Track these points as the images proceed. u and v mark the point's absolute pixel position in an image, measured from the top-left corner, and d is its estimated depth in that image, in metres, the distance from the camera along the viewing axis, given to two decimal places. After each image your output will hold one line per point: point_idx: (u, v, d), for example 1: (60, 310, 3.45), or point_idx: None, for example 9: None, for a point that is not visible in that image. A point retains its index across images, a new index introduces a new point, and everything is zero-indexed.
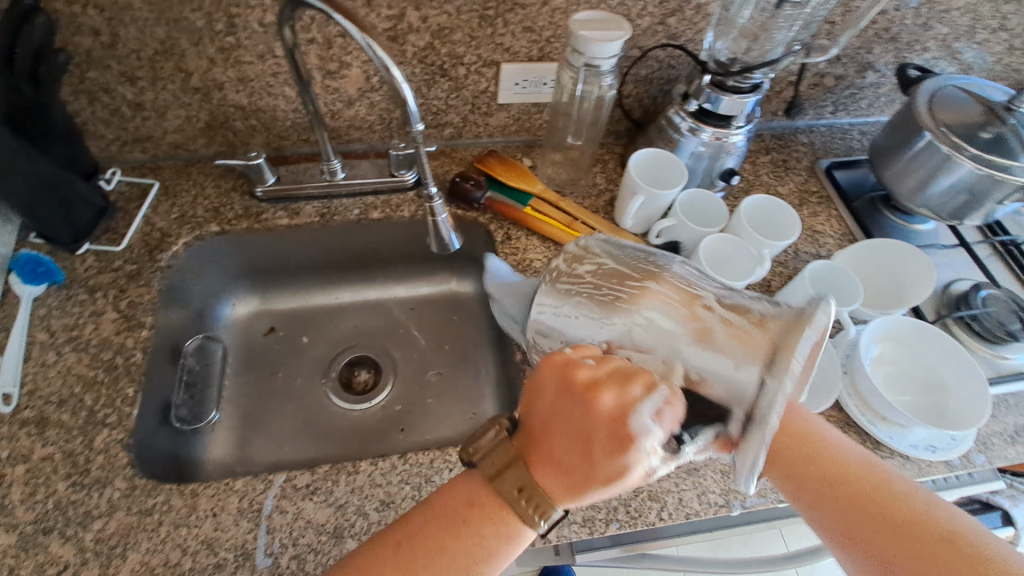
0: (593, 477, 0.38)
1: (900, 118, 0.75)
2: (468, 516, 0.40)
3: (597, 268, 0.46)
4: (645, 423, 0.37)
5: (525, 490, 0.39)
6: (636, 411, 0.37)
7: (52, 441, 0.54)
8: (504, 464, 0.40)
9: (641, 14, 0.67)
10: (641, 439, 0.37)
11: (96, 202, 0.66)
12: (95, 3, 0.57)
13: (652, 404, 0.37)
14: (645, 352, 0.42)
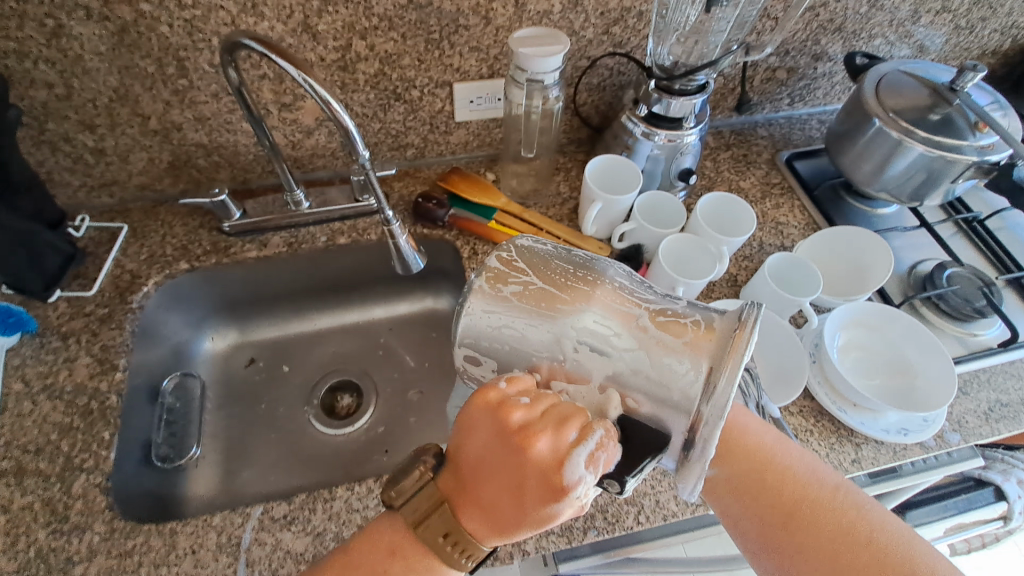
0: (521, 523, 0.36)
1: (850, 106, 0.76)
2: (392, 565, 0.39)
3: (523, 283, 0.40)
4: (578, 474, 0.35)
5: (450, 536, 0.38)
6: (569, 461, 0.35)
7: (30, 490, 0.55)
8: (427, 511, 0.39)
9: (584, 26, 0.68)
10: (575, 491, 0.35)
11: (64, 250, 0.67)
12: (46, 58, 0.59)
13: (586, 452, 0.35)
14: (579, 383, 0.39)
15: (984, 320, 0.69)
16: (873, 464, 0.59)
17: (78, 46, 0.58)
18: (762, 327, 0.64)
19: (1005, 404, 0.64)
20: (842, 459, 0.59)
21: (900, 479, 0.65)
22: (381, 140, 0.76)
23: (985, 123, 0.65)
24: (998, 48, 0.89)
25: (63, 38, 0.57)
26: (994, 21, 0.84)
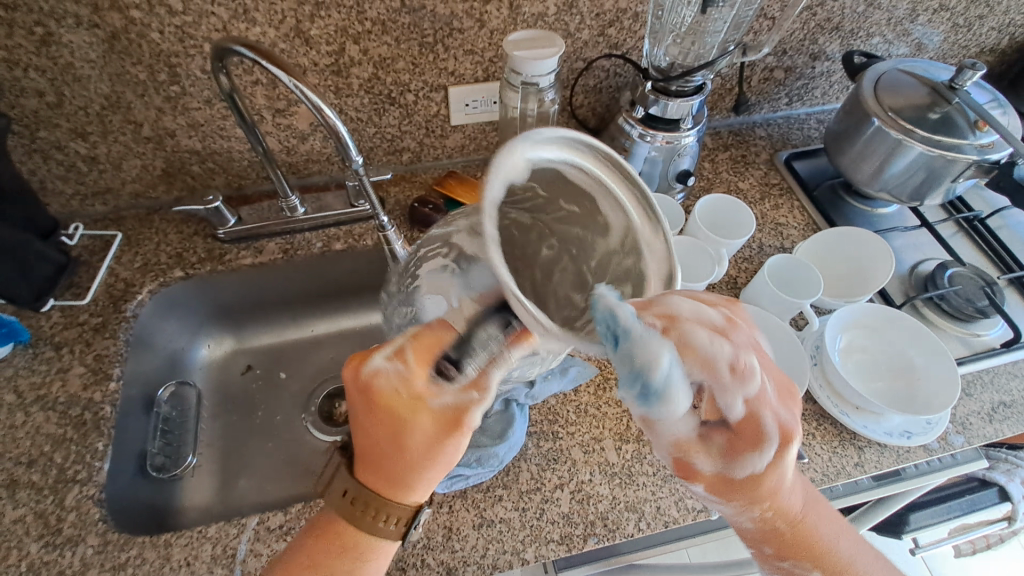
0: (381, 433, 0.42)
1: (849, 105, 0.75)
2: (311, 541, 0.42)
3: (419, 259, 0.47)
4: (377, 363, 0.42)
5: (349, 492, 0.42)
6: (369, 360, 0.42)
7: (23, 503, 0.54)
8: (331, 476, 0.44)
9: (579, 28, 0.67)
10: (381, 379, 0.42)
11: (56, 258, 0.67)
12: (36, 66, 0.58)
13: (383, 350, 0.42)
14: (428, 306, 0.44)
15: (987, 321, 0.68)
16: (876, 468, 0.58)
17: (68, 54, 0.58)
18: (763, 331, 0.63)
19: (1009, 405, 0.63)
20: (845, 462, 0.58)
21: (903, 483, 0.63)
22: (377, 145, 0.76)
23: (985, 121, 0.65)
24: (997, 46, 0.88)
25: (53, 46, 0.57)
26: (992, 19, 0.83)
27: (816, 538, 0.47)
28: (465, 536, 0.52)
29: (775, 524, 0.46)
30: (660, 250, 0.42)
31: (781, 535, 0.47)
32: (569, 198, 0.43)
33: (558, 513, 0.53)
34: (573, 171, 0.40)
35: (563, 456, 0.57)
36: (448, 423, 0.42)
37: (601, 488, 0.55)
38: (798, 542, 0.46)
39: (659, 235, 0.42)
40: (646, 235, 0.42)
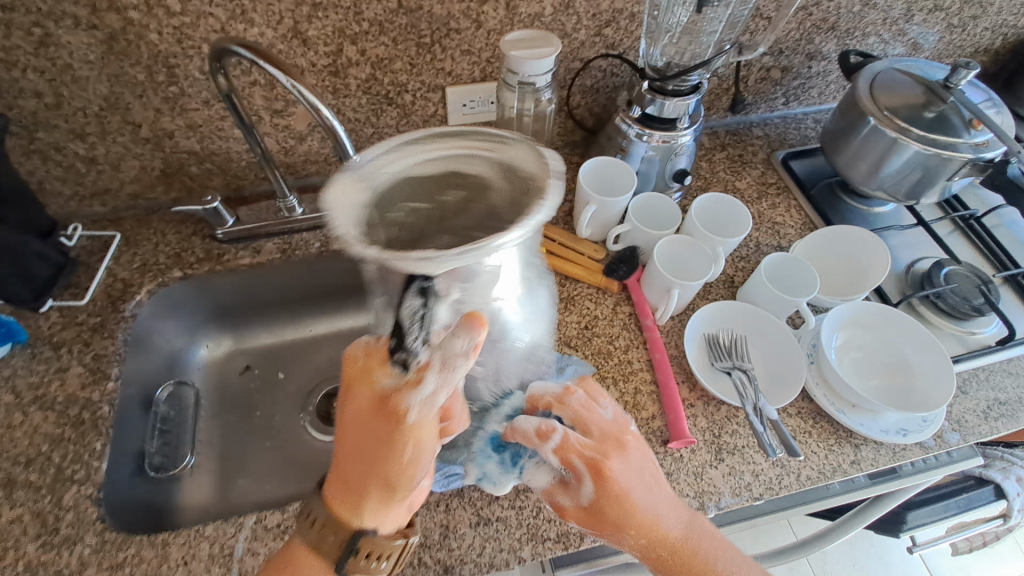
0: (355, 426, 0.44)
1: (845, 104, 0.76)
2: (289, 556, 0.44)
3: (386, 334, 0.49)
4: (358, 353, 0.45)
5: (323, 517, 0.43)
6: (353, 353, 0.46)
7: (21, 502, 0.54)
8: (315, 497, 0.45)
9: (576, 28, 0.68)
10: (358, 366, 0.45)
11: (55, 259, 0.67)
12: (34, 67, 0.58)
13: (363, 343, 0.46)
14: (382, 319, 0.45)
15: (982, 319, 0.68)
16: (873, 465, 0.58)
17: (66, 54, 0.58)
18: (759, 330, 0.63)
19: (1004, 403, 0.63)
20: (842, 460, 0.58)
21: (900, 480, 0.63)
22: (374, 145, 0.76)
23: (979, 120, 0.65)
24: (991, 46, 0.89)
25: (50, 47, 0.57)
26: (986, 19, 0.84)
27: (693, 545, 0.47)
28: (462, 534, 0.52)
29: (655, 550, 0.46)
30: (524, 149, 0.42)
31: (665, 561, 0.46)
32: (455, 189, 0.43)
33: (554, 511, 0.53)
34: (422, 168, 0.43)
35: None
36: (381, 409, 0.43)
37: None
38: (673, 561, 0.46)
39: (516, 145, 0.43)
40: (509, 154, 0.43)
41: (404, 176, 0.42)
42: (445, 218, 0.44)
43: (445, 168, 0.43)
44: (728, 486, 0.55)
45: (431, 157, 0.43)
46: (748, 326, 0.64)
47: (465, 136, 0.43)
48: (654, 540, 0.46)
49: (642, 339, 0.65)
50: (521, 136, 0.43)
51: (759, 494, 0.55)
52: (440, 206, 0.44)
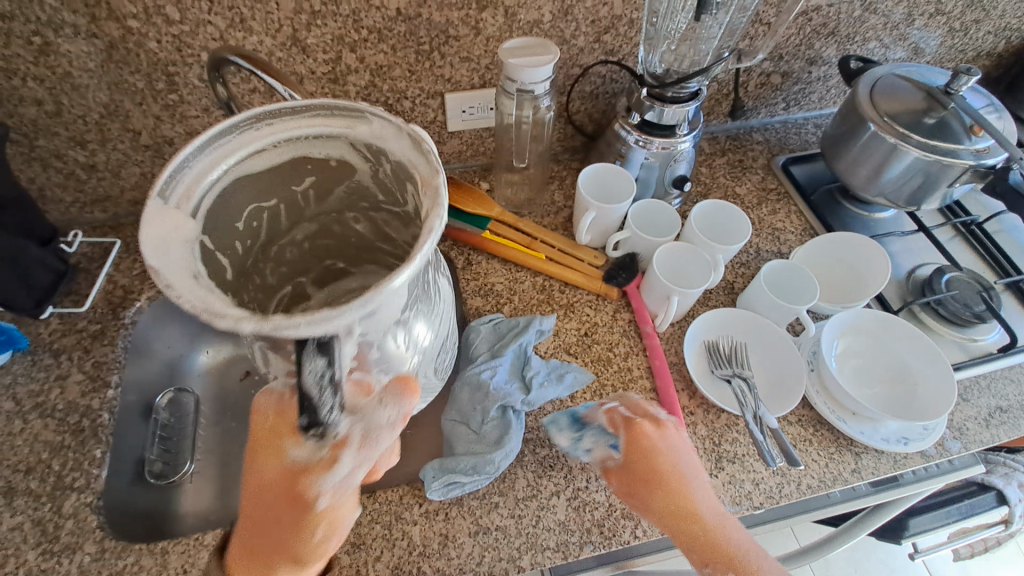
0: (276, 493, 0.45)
1: (845, 109, 0.75)
2: None
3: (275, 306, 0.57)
4: (275, 417, 0.46)
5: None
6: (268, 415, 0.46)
7: (21, 510, 0.54)
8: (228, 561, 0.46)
9: (575, 35, 0.68)
10: (275, 433, 0.45)
11: (56, 266, 0.67)
12: (34, 75, 0.58)
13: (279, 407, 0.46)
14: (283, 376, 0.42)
15: (984, 326, 0.68)
16: (874, 474, 0.58)
17: (66, 63, 0.58)
18: (761, 338, 0.63)
19: (1005, 410, 0.63)
20: (842, 469, 0.58)
21: (901, 488, 0.63)
22: None
23: (980, 127, 0.65)
24: (993, 50, 0.88)
25: (50, 56, 0.57)
26: (988, 24, 0.83)
27: (710, 525, 0.48)
28: (461, 544, 0.52)
29: (685, 520, 0.48)
30: (390, 129, 0.41)
31: (695, 538, 0.47)
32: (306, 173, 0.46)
33: (553, 519, 0.53)
34: (262, 159, 0.42)
35: (559, 463, 0.57)
36: (298, 480, 0.44)
37: (597, 495, 0.55)
38: (695, 534, 0.48)
39: (375, 121, 0.41)
40: (364, 130, 0.42)
41: (233, 177, 0.41)
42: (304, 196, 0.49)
43: (290, 152, 0.43)
44: (727, 495, 0.55)
45: (263, 148, 0.41)
46: (750, 333, 0.64)
47: (313, 113, 0.42)
48: (683, 509, 0.49)
49: (642, 346, 0.64)
50: (379, 111, 0.41)
51: (759, 503, 0.54)
52: (289, 184, 0.47)
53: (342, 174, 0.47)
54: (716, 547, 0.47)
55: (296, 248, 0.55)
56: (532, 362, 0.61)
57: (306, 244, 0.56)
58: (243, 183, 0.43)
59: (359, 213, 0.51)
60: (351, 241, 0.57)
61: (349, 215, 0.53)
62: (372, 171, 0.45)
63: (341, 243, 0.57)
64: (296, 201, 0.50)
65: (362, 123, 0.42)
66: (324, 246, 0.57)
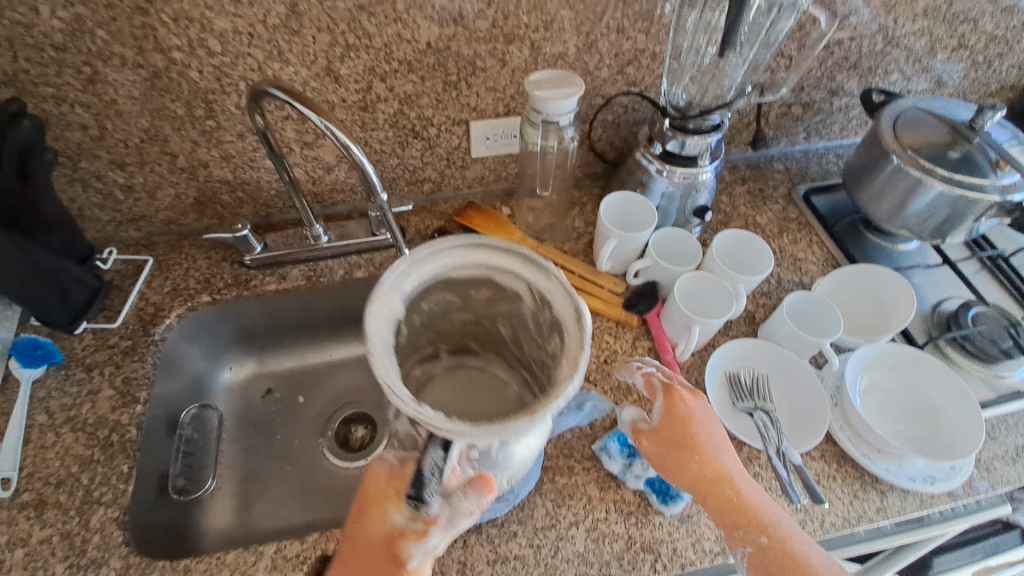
0: (370, 553, 0.44)
1: (868, 141, 0.76)
2: None
3: (420, 368, 0.60)
4: (383, 471, 0.46)
5: None
6: (377, 468, 0.47)
7: (50, 523, 0.56)
8: None
9: (599, 67, 0.69)
10: (382, 491, 0.45)
11: (92, 283, 0.69)
12: (82, 102, 0.61)
13: (389, 463, 0.46)
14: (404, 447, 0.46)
15: (1012, 362, 0.67)
16: (900, 513, 0.57)
17: (112, 91, 0.61)
18: (783, 371, 0.63)
19: None
20: (867, 507, 0.57)
21: (927, 528, 0.62)
22: (399, 175, 0.78)
23: (1006, 162, 0.65)
24: (1017, 83, 0.88)
25: (98, 84, 0.59)
26: (1012, 57, 0.84)
27: (742, 496, 0.50)
28: (480, 572, 0.52)
29: (717, 487, 0.50)
30: (562, 293, 0.47)
31: (727, 503, 0.50)
32: (477, 290, 0.52)
33: (572, 550, 0.53)
34: (465, 270, 0.50)
35: (578, 492, 0.57)
36: (394, 546, 0.44)
37: (617, 526, 0.55)
38: (726, 503, 0.50)
39: (553, 278, 0.47)
40: (544, 284, 0.48)
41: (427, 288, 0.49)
42: (467, 304, 0.55)
43: (482, 272, 0.50)
44: None
45: (463, 266, 0.49)
46: (773, 365, 0.63)
47: (501, 254, 0.49)
48: (718, 476, 0.51)
49: None
50: (561, 273, 0.47)
51: None
52: (469, 293, 0.53)
53: (510, 303, 0.52)
54: (749, 517, 0.49)
55: (450, 328, 0.59)
56: None
57: (460, 329, 0.59)
58: (442, 284, 0.50)
59: (509, 326, 0.56)
60: (489, 339, 0.60)
61: (497, 322, 0.57)
62: (535, 311, 0.50)
63: (482, 335, 0.60)
64: (464, 303, 0.55)
65: (545, 276, 0.48)
66: (471, 333, 0.60)
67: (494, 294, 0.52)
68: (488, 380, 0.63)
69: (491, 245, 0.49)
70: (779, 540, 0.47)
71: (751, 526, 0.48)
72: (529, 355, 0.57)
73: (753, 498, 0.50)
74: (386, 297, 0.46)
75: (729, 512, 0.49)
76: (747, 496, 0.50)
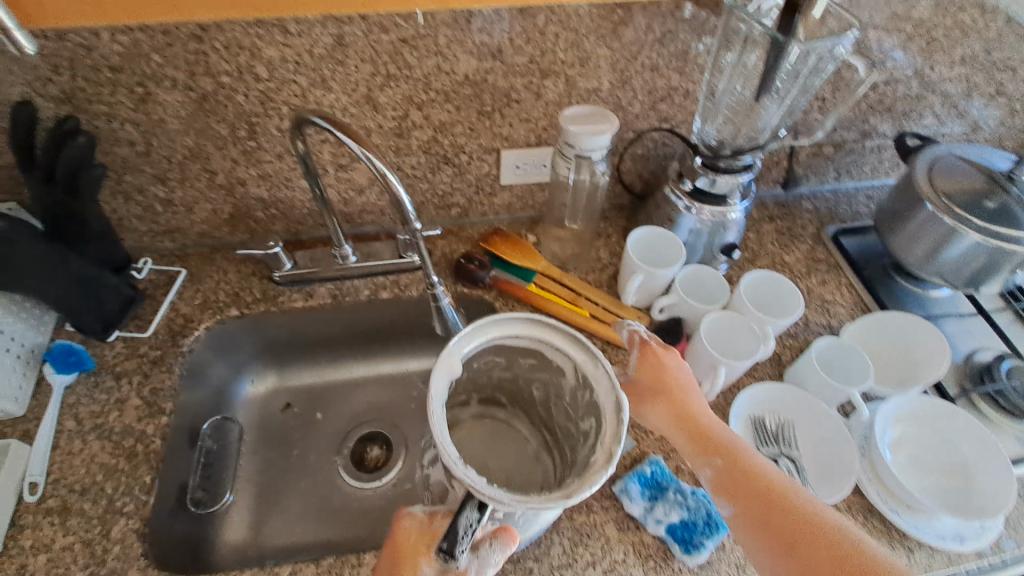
0: None
1: (902, 185, 0.75)
2: None
3: (451, 413, 0.65)
4: (413, 526, 0.47)
5: None
6: (407, 523, 0.47)
7: (72, 531, 0.57)
8: None
9: (632, 102, 0.70)
10: (413, 546, 0.45)
11: (126, 293, 0.70)
12: (132, 120, 0.63)
13: (421, 519, 0.47)
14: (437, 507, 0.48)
15: None
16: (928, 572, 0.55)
17: (161, 110, 0.63)
18: (811, 418, 0.62)
19: None
20: None
21: None
22: (428, 200, 0.78)
23: None
24: None
25: (149, 103, 0.62)
26: None
27: (711, 431, 0.53)
28: None
29: (687, 424, 0.54)
30: (604, 380, 0.51)
31: (696, 437, 0.53)
32: (523, 357, 0.57)
33: None
34: (518, 341, 0.55)
35: (597, 531, 0.56)
36: None
37: (634, 569, 0.54)
38: (694, 437, 0.53)
39: (599, 366, 0.52)
40: (588, 369, 0.52)
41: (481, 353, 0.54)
42: (510, 366, 0.60)
43: (531, 344, 0.55)
44: None
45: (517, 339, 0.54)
46: (800, 411, 0.62)
47: (553, 337, 0.54)
48: (687, 415, 0.54)
49: None
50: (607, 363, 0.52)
51: None
52: (514, 358, 0.58)
53: (551, 374, 0.57)
54: (715, 447, 0.51)
55: (487, 380, 0.63)
56: None
57: (494, 382, 0.64)
58: (493, 349, 0.56)
59: (544, 391, 0.61)
60: (519, 397, 0.65)
61: (531, 385, 0.62)
62: (575, 388, 0.55)
63: (513, 390, 0.65)
64: (507, 364, 0.60)
65: (591, 362, 0.53)
66: (503, 387, 0.65)
67: (538, 364, 0.57)
68: (509, 432, 0.68)
69: (545, 326, 0.55)
70: (743, 466, 0.50)
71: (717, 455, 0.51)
72: (555, 420, 0.62)
73: (720, 430, 0.53)
74: (448, 363, 0.51)
75: (697, 444, 0.52)
76: (715, 429, 0.53)
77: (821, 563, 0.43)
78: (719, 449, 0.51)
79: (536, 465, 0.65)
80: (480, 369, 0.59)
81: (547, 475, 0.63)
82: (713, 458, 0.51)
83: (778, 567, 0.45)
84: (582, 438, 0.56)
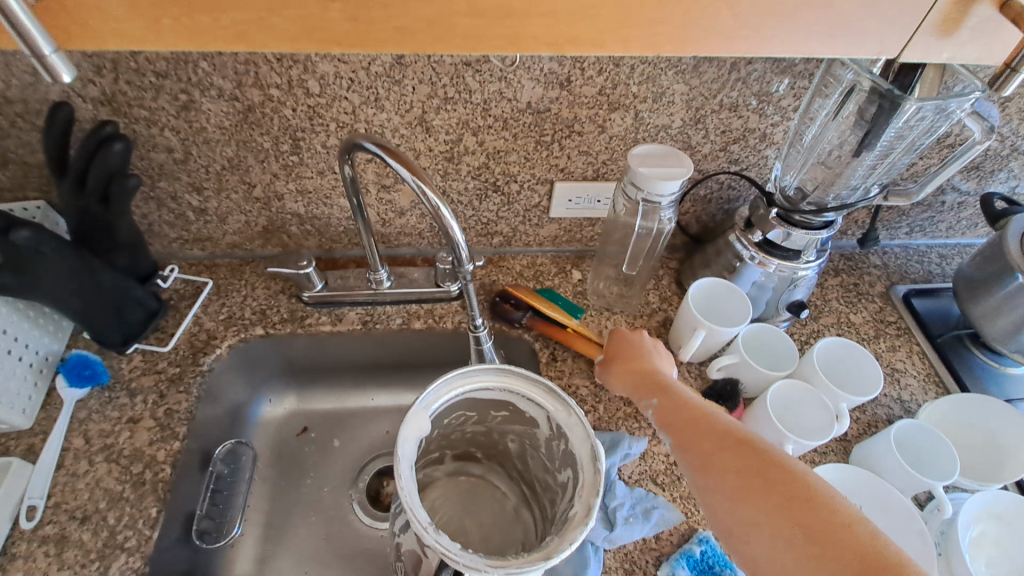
0: None
1: (987, 251, 0.68)
2: None
3: (424, 472, 0.59)
4: None
5: None
6: None
7: (68, 565, 0.53)
8: None
9: (702, 142, 0.64)
10: None
11: (149, 304, 0.67)
12: (172, 127, 0.60)
13: None
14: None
15: None
16: None
17: (204, 120, 0.59)
18: (886, 508, 0.54)
19: None
20: None
21: None
22: (471, 227, 0.73)
23: None
24: None
25: (191, 112, 0.58)
26: None
27: (653, 374, 0.54)
28: None
29: (634, 373, 0.55)
30: (579, 430, 0.46)
31: (639, 380, 0.54)
32: (495, 407, 0.52)
33: None
34: (489, 393, 0.50)
35: None
36: None
37: None
38: (637, 380, 0.54)
39: (572, 415, 0.47)
40: (563, 419, 0.47)
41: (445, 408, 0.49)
42: (481, 418, 0.54)
43: (505, 397, 0.50)
44: None
45: (488, 390, 0.49)
46: (868, 498, 0.56)
47: (524, 383, 0.49)
48: (638, 365, 0.56)
49: None
50: (582, 411, 0.46)
51: None
52: (486, 411, 0.53)
53: (525, 424, 0.52)
54: (653, 385, 0.52)
55: (459, 437, 0.57)
56: (616, 492, 0.56)
57: (467, 438, 0.57)
58: (465, 403, 0.51)
59: (519, 441, 0.55)
60: (494, 451, 0.59)
61: (506, 437, 0.56)
62: (549, 438, 0.50)
63: (485, 444, 0.59)
64: (480, 418, 0.54)
65: (562, 407, 0.47)
66: (476, 441, 0.58)
67: (511, 416, 0.52)
68: (486, 490, 0.62)
69: (514, 370, 0.49)
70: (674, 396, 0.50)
71: (653, 390, 0.52)
72: (532, 473, 0.57)
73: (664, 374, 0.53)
74: (418, 416, 0.46)
75: (640, 387, 0.54)
76: (659, 373, 0.54)
77: (734, 465, 0.42)
78: (657, 386, 0.52)
79: (516, 523, 0.59)
80: (446, 427, 0.53)
81: (528, 534, 0.57)
82: (648, 394, 0.52)
83: (694, 480, 0.44)
84: (560, 491, 0.51)
